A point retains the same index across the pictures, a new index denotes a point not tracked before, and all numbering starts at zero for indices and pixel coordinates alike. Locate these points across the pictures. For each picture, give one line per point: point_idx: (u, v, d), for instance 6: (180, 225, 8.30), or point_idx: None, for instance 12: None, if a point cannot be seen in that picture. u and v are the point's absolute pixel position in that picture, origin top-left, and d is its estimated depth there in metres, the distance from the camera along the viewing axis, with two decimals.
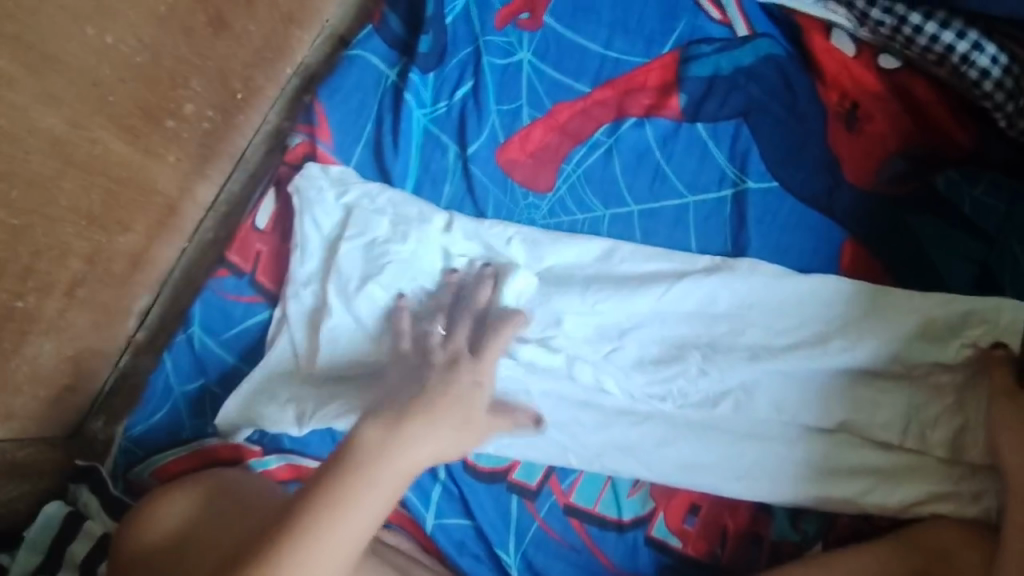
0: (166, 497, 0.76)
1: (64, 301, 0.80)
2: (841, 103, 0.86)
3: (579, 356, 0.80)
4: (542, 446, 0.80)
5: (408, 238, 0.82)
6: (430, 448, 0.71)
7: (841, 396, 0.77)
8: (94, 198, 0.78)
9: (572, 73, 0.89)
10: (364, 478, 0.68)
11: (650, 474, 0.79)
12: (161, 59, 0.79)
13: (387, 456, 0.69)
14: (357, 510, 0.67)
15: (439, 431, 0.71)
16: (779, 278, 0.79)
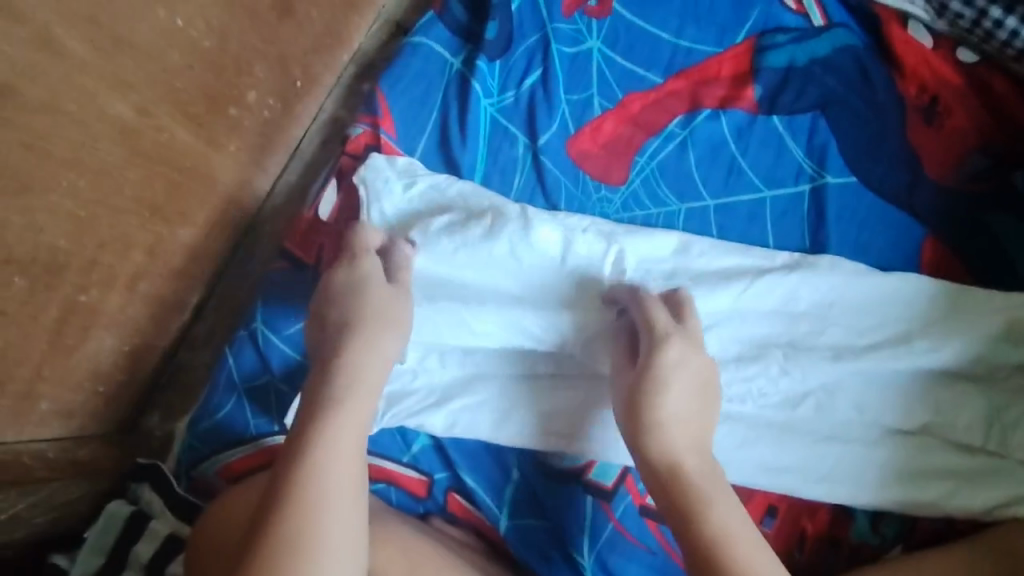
0: (238, 496, 0.74)
1: (125, 294, 0.78)
2: (920, 97, 0.85)
3: None
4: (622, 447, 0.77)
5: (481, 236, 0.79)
6: (382, 357, 0.70)
7: (921, 399, 0.75)
8: (157, 188, 0.75)
9: (643, 62, 0.87)
10: (339, 395, 0.66)
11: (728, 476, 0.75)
12: (227, 44, 0.75)
13: (355, 370, 0.68)
14: (343, 425, 0.65)
15: (389, 332, 0.71)
16: (863, 275, 0.78)
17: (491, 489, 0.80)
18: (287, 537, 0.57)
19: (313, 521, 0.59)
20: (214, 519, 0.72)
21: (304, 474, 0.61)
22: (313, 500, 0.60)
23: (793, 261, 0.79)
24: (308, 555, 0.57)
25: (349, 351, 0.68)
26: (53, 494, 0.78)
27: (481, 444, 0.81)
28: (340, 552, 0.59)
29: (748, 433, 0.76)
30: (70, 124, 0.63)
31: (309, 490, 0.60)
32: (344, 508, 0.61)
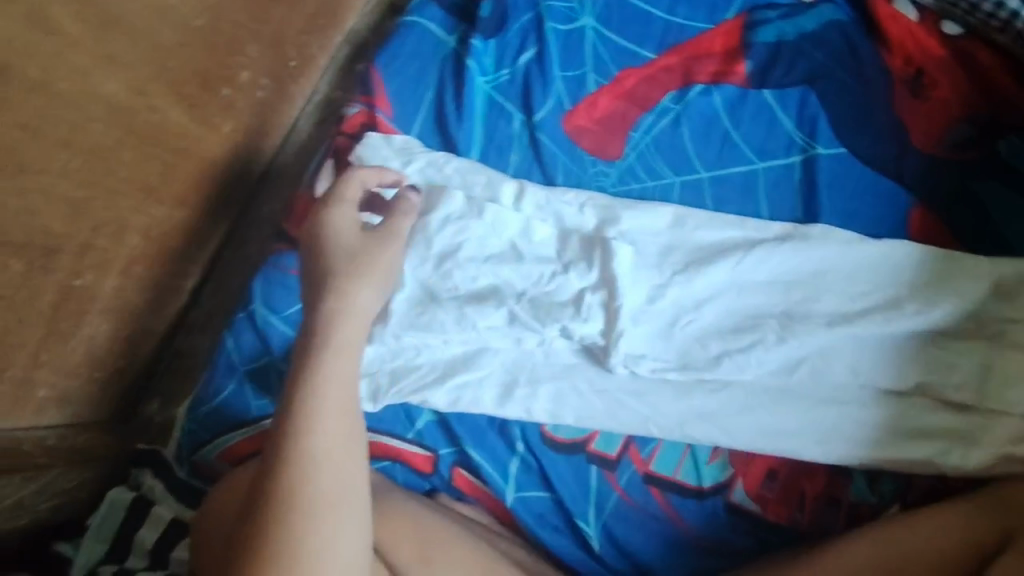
0: (234, 477, 0.72)
1: (120, 278, 0.77)
2: (906, 69, 0.87)
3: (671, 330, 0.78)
4: (623, 415, 0.79)
5: (484, 214, 0.80)
6: (357, 308, 0.71)
7: (913, 357, 0.78)
8: (151, 170, 0.74)
9: (636, 39, 0.88)
10: (320, 346, 0.68)
11: (728, 441, 0.78)
12: (219, 23, 0.75)
13: (332, 326, 0.69)
14: (330, 380, 0.67)
15: (363, 284, 0.72)
16: (850, 244, 0.80)
17: (496, 462, 0.80)
18: (286, 492, 0.61)
19: (309, 476, 0.62)
20: (224, 496, 0.71)
21: (294, 431, 0.64)
22: (306, 456, 0.63)
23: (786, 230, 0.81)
24: (306, 508, 0.61)
25: (327, 306, 0.70)
26: (52, 482, 0.78)
27: (485, 419, 0.81)
28: (339, 504, 0.62)
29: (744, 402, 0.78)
30: (62, 103, 0.62)
31: (302, 446, 0.63)
32: (340, 463, 0.64)
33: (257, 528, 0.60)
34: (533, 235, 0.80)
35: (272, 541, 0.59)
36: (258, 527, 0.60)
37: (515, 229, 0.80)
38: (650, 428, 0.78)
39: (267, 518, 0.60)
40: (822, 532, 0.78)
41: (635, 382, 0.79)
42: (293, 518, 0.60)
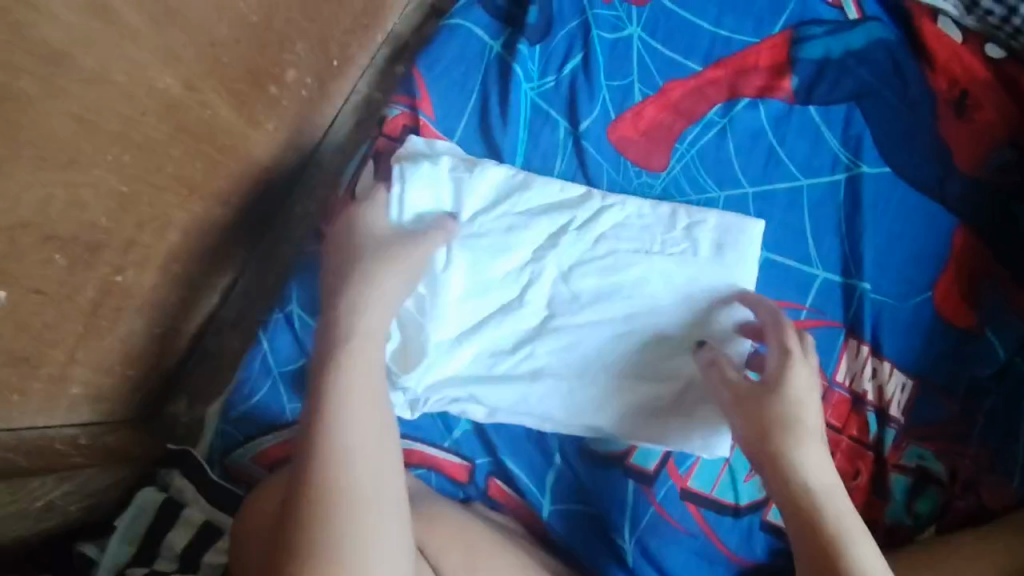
0: (264, 488, 0.72)
1: (159, 275, 0.76)
2: (950, 91, 0.87)
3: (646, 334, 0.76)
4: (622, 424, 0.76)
5: (530, 226, 0.78)
6: (379, 298, 0.69)
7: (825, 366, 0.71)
8: (197, 166, 0.73)
9: (683, 50, 0.87)
10: (345, 342, 0.66)
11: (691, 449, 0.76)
12: (273, 20, 0.74)
13: (352, 314, 0.67)
14: (355, 370, 0.65)
15: (389, 270, 0.70)
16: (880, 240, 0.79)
17: (531, 473, 0.80)
18: (320, 485, 0.60)
19: (340, 469, 0.60)
20: (263, 496, 0.71)
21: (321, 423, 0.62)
22: (335, 450, 0.61)
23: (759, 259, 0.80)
24: (338, 501, 0.59)
25: (347, 293, 0.68)
26: (87, 481, 0.76)
27: (523, 429, 0.80)
28: (371, 497, 0.60)
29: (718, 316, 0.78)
30: (119, 95, 0.61)
31: (329, 441, 0.61)
32: (368, 457, 0.62)
33: (294, 524, 0.59)
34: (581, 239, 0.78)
35: (308, 537, 0.58)
36: (293, 524, 0.59)
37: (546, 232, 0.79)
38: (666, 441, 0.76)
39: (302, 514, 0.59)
40: None
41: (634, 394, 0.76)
42: (327, 512, 0.58)
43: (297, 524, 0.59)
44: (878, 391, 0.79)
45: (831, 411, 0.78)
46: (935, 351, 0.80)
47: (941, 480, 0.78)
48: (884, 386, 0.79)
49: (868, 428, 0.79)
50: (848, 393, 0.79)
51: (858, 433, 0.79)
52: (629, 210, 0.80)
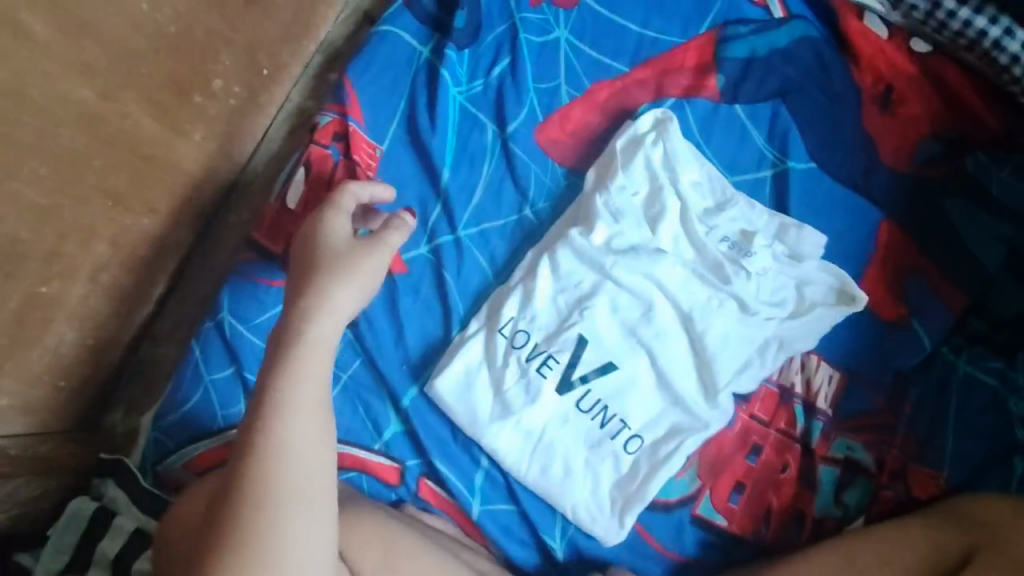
0: (192, 494, 0.71)
1: (87, 286, 0.76)
2: (875, 86, 0.88)
3: (678, 227, 0.80)
4: (621, 345, 0.78)
5: (621, 220, 0.79)
6: (336, 307, 0.68)
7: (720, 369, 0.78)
8: (121, 176, 0.74)
9: (611, 51, 0.88)
10: (292, 347, 0.65)
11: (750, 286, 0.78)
12: (194, 30, 0.74)
13: (305, 319, 0.66)
14: (302, 380, 0.63)
15: (340, 281, 0.69)
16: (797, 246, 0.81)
17: (460, 474, 0.80)
18: (254, 484, 0.59)
19: (275, 471, 0.60)
20: (189, 500, 0.71)
21: (262, 427, 0.61)
22: (274, 452, 0.60)
23: (776, 222, 0.81)
24: (271, 502, 0.59)
25: (305, 300, 0.67)
26: (15, 492, 0.75)
27: (449, 432, 0.80)
28: (303, 503, 0.60)
29: (726, 326, 0.78)
30: (32, 109, 0.61)
31: (269, 444, 0.61)
32: (303, 465, 0.61)
33: (222, 522, 0.58)
34: (617, 243, 0.79)
35: (236, 539, 0.57)
36: (220, 521, 0.58)
37: (639, 234, 0.80)
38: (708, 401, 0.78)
39: (231, 512, 0.58)
40: (787, 544, 0.78)
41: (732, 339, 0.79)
42: (256, 513, 0.58)
43: (227, 528, 0.58)
44: (806, 383, 0.82)
45: (760, 405, 0.81)
46: (861, 343, 0.82)
47: (868, 470, 0.79)
48: (811, 379, 0.81)
49: (792, 421, 0.81)
50: (775, 387, 0.82)
51: (786, 425, 0.81)
52: (638, 206, 0.80)
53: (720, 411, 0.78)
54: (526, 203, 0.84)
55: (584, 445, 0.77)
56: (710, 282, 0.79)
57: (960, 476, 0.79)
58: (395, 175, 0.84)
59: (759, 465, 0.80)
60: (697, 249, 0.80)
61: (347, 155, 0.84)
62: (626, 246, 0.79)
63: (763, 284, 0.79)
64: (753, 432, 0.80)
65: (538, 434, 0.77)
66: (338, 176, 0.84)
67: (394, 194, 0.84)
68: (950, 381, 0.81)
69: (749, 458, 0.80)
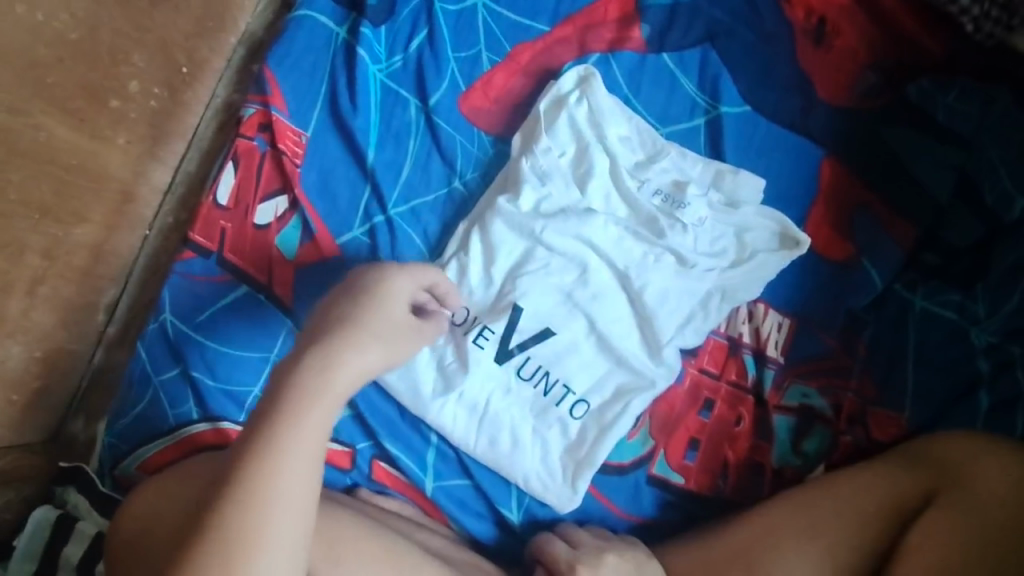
0: (139, 495, 0.71)
1: (27, 299, 0.75)
2: (807, 20, 0.85)
3: (607, 185, 0.78)
4: (554, 309, 0.77)
5: (549, 182, 0.78)
6: (355, 368, 0.62)
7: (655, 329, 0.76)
8: (44, 188, 0.73)
9: (528, 12, 0.86)
10: (307, 390, 0.59)
11: (686, 239, 0.76)
12: (97, 34, 0.74)
13: (328, 373, 0.60)
14: (306, 431, 0.58)
15: (378, 343, 0.63)
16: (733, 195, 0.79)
17: (412, 454, 0.79)
18: (234, 537, 0.53)
19: (258, 523, 0.54)
20: (137, 504, 0.71)
21: (256, 477, 0.55)
22: (265, 506, 0.54)
23: (711, 169, 0.79)
24: (251, 557, 0.53)
25: (336, 355, 0.61)
26: None
27: (397, 411, 0.79)
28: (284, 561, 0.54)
29: (664, 281, 0.76)
30: None
31: (260, 496, 0.55)
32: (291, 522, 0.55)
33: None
34: (546, 206, 0.77)
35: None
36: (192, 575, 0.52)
37: (568, 195, 0.78)
38: (653, 356, 0.76)
39: (201, 565, 0.52)
40: (747, 497, 0.76)
41: (667, 294, 0.76)
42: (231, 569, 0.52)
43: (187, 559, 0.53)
44: (755, 333, 0.79)
45: (708, 357, 0.79)
46: (809, 285, 0.80)
47: (825, 416, 0.77)
48: (760, 328, 0.79)
49: (742, 372, 0.78)
50: (723, 339, 0.79)
51: (737, 377, 0.79)
52: (565, 167, 0.79)
53: (664, 369, 0.76)
54: (455, 174, 0.83)
55: (529, 415, 0.76)
56: (643, 238, 0.77)
57: (922, 415, 0.75)
58: (322, 160, 0.84)
59: (711, 420, 0.77)
60: (629, 205, 0.78)
61: (273, 145, 0.85)
62: (555, 208, 0.78)
63: (700, 234, 0.77)
64: (704, 387, 0.78)
65: (485, 409, 0.76)
66: (266, 168, 0.84)
67: (322, 179, 0.83)
68: (906, 316, 0.78)
69: (702, 414, 0.78)
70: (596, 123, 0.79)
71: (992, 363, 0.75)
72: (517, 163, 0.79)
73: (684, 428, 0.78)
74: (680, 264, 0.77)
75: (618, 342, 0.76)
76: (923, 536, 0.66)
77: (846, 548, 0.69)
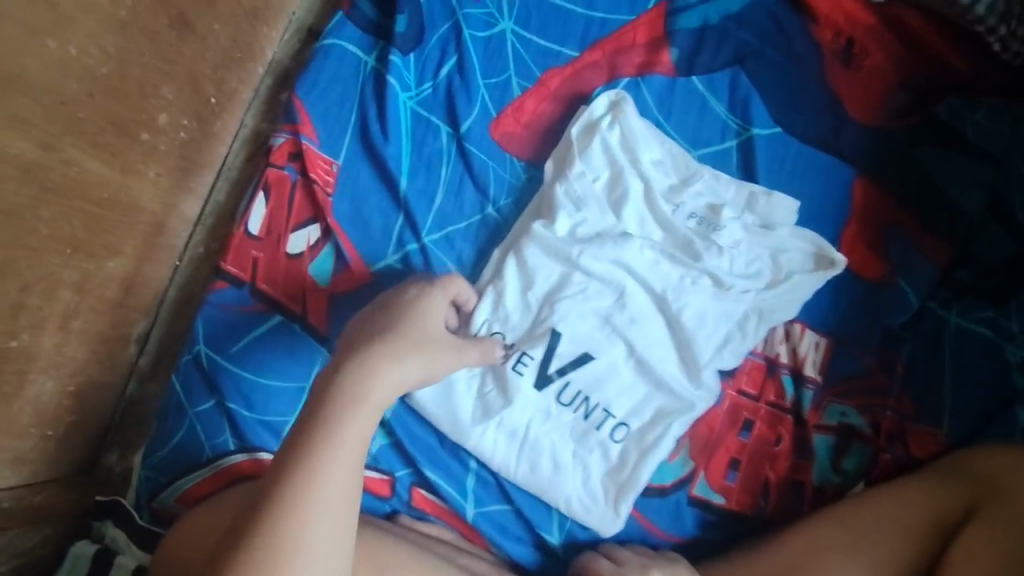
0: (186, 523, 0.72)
1: (60, 334, 0.75)
2: (836, 40, 0.85)
3: (641, 208, 0.79)
4: (591, 333, 0.77)
5: (583, 207, 0.78)
6: (393, 379, 0.63)
7: (693, 351, 0.76)
8: (76, 222, 0.73)
9: (558, 38, 0.86)
10: (346, 397, 0.60)
11: (721, 261, 0.77)
12: (128, 68, 0.73)
13: (370, 381, 0.61)
14: (346, 437, 0.59)
15: (415, 354, 0.65)
16: (767, 217, 0.79)
17: (451, 478, 0.78)
18: (274, 540, 0.53)
19: (302, 525, 0.54)
20: (191, 525, 0.71)
21: (295, 481, 0.56)
22: (308, 510, 0.55)
23: (745, 192, 0.79)
24: (292, 559, 0.53)
25: (373, 364, 0.63)
26: (13, 541, 0.74)
27: (435, 437, 0.79)
28: (325, 565, 0.54)
29: (701, 303, 0.76)
30: None
31: (299, 498, 0.55)
32: (331, 528, 0.56)
33: None
34: (580, 231, 0.78)
35: None
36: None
37: (603, 219, 0.78)
38: (692, 378, 0.76)
39: (242, 566, 0.53)
40: (790, 516, 0.76)
41: (703, 317, 0.76)
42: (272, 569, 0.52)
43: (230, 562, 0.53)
44: (792, 352, 0.79)
45: (746, 378, 0.79)
46: (843, 305, 0.80)
47: (864, 433, 0.77)
48: (797, 347, 0.79)
49: (781, 392, 0.78)
50: (761, 358, 0.79)
51: (776, 397, 0.78)
52: (598, 191, 0.79)
53: (704, 390, 0.76)
54: (488, 201, 0.83)
55: (569, 439, 0.76)
56: (679, 260, 0.77)
57: (959, 430, 0.76)
58: (354, 188, 0.84)
59: (751, 440, 0.77)
60: (663, 227, 0.78)
61: (304, 174, 0.85)
62: (590, 233, 0.78)
63: (735, 256, 0.77)
64: (744, 408, 0.78)
65: (525, 434, 0.76)
66: (297, 197, 0.85)
67: (355, 208, 0.83)
68: (942, 333, 0.78)
69: (741, 435, 0.78)
70: (629, 147, 0.80)
71: None
72: (550, 188, 0.79)
73: (726, 450, 0.77)
74: (715, 286, 0.77)
75: (657, 366, 0.76)
76: (968, 546, 0.67)
77: (888, 561, 0.69)
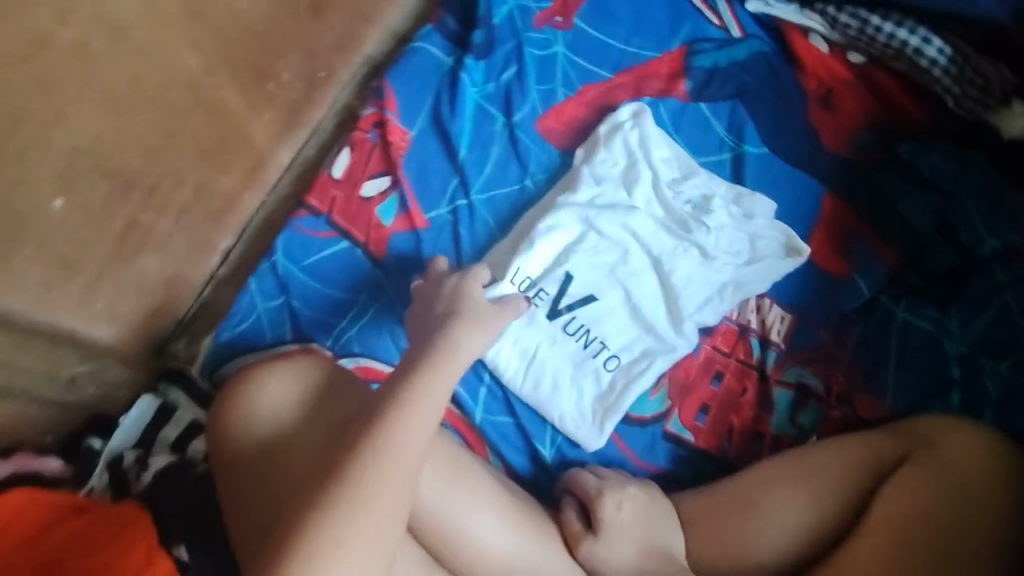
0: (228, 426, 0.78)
1: (176, 220, 0.96)
2: (819, 89, 1.07)
3: (649, 192, 0.98)
4: (597, 281, 0.94)
5: (601, 184, 0.97)
6: (470, 348, 0.76)
7: (678, 307, 0.92)
8: (209, 132, 0.98)
9: (598, 62, 1.09)
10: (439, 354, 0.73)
11: (709, 238, 0.94)
12: (269, 31, 1.01)
13: (456, 346, 0.74)
14: (439, 382, 0.71)
15: (483, 330, 0.77)
16: (749, 210, 0.97)
17: (466, 386, 0.93)
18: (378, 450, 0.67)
19: (396, 442, 0.67)
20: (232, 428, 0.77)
21: (396, 409, 0.69)
22: (393, 447, 0.67)
23: (733, 190, 0.98)
24: (389, 464, 0.66)
25: (460, 336, 0.75)
26: (103, 371, 0.92)
27: None
28: (408, 477, 0.68)
29: (689, 268, 0.94)
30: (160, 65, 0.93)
31: (400, 421, 0.68)
32: (410, 462, 0.68)
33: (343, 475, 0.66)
34: (597, 201, 0.96)
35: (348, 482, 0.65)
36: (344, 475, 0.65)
37: (616, 195, 0.97)
38: (675, 326, 0.92)
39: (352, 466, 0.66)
40: (748, 457, 0.90)
41: (690, 280, 0.93)
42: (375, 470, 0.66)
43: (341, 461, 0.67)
44: (761, 322, 0.95)
45: (721, 338, 0.95)
46: (807, 292, 0.97)
47: (818, 393, 0.92)
48: (765, 318, 0.95)
49: (749, 353, 0.94)
50: (734, 324, 0.95)
51: (745, 356, 0.94)
52: (615, 174, 0.98)
53: (683, 338, 0.92)
54: (527, 175, 1.03)
55: (569, 363, 0.91)
56: (675, 234, 0.95)
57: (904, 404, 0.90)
58: (421, 154, 1.04)
59: (720, 389, 0.92)
60: (665, 209, 0.96)
61: (383, 139, 1.05)
62: (605, 204, 0.96)
63: (719, 237, 0.95)
64: (716, 361, 0.94)
65: (533, 355, 0.91)
66: (376, 155, 1.04)
67: (420, 167, 1.03)
68: (890, 324, 0.94)
69: (713, 384, 0.93)
70: (643, 144, 0.99)
71: (962, 369, 0.90)
72: (577, 168, 0.98)
73: (699, 394, 0.92)
74: (702, 258, 0.94)
75: (647, 313, 0.92)
76: (899, 487, 0.80)
77: (830, 493, 0.82)
